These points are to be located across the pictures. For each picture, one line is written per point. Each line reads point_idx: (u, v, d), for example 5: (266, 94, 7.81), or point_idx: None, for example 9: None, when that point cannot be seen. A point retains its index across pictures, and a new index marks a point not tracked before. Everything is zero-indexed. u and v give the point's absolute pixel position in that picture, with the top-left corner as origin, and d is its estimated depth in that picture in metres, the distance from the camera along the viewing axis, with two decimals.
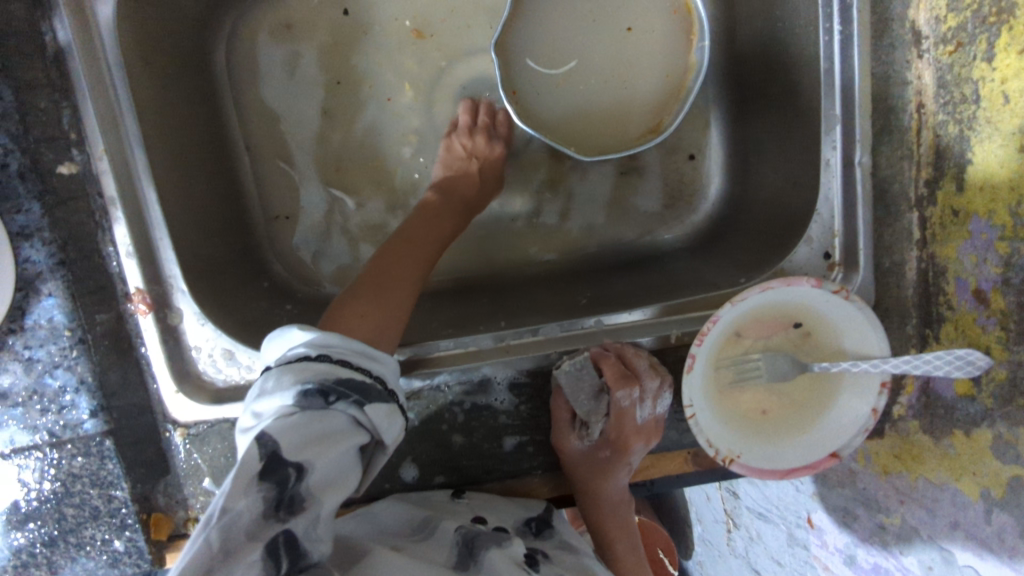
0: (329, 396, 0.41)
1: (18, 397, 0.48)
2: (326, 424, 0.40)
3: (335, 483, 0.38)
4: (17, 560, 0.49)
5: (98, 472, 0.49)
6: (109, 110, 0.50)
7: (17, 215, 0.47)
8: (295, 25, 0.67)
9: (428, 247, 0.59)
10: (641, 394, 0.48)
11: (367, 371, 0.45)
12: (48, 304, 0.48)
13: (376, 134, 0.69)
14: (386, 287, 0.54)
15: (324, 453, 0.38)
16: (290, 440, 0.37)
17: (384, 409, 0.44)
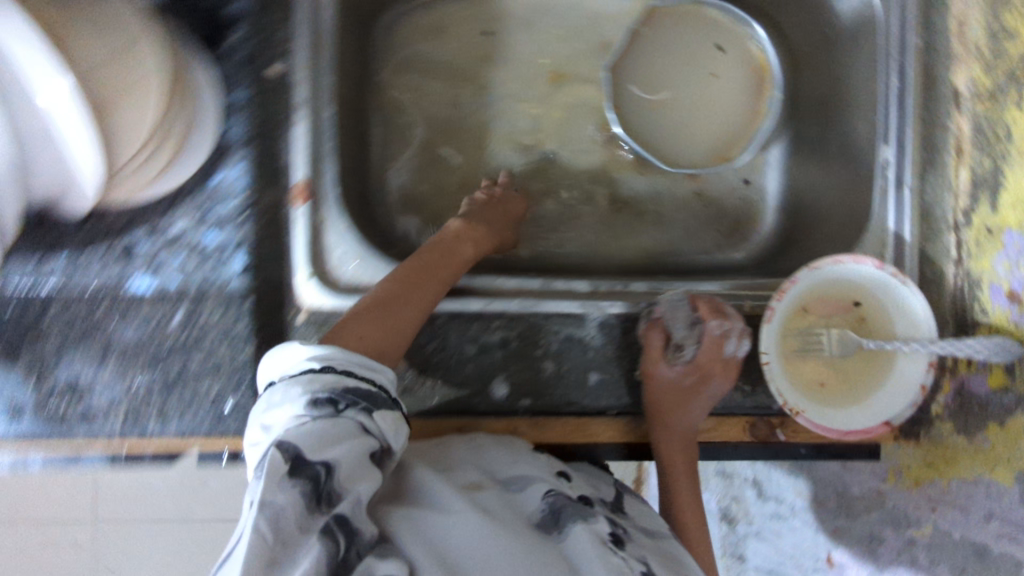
0: (337, 404, 0.44)
1: (185, 244, 0.53)
2: (340, 428, 0.42)
3: (360, 475, 0.41)
4: (133, 398, 0.53)
5: (232, 327, 0.54)
6: (314, 32, 0.57)
7: (232, 92, 0.55)
8: (443, 27, 0.78)
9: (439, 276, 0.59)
10: (728, 328, 0.57)
11: (370, 382, 0.48)
12: (240, 169, 0.54)
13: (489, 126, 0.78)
14: (386, 309, 0.54)
15: (344, 450, 0.41)
16: (309, 442, 0.40)
17: (389, 417, 0.47)
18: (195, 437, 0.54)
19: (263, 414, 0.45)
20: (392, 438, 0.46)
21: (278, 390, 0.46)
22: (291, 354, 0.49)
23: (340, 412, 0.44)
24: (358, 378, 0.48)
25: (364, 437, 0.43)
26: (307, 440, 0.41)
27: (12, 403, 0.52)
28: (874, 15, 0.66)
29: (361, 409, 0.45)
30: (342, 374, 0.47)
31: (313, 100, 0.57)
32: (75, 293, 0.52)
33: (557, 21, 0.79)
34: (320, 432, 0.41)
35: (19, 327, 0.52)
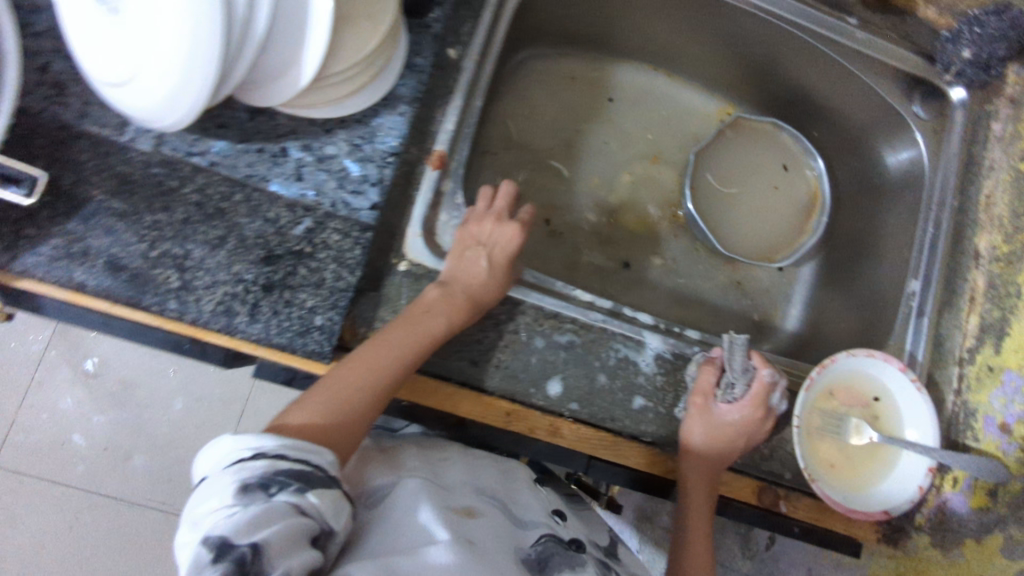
0: (269, 488, 0.41)
1: (331, 165, 0.57)
2: (270, 514, 0.40)
3: (294, 557, 0.39)
4: (231, 289, 0.54)
5: (347, 252, 0.57)
6: (489, 37, 0.67)
7: (418, 56, 0.61)
8: (559, 81, 0.90)
9: (397, 365, 0.53)
10: (775, 382, 0.63)
11: (312, 456, 0.45)
12: (397, 120, 0.60)
13: (579, 173, 0.89)
14: (334, 406, 0.50)
15: (275, 531, 0.39)
16: (235, 526, 0.39)
17: (328, 494, 0.44)
18: (274, 344, 0.55)
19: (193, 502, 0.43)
20: (335, 516, 0.44)
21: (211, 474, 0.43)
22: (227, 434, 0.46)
23: (270, 497, 0.41)
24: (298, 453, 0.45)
25: (297, 514, 0.41)
26: (233, 529, 0.39)
27: (114, 257, 0.52)
28: (919, 173, 0.80)
29: (295, 488, 0.42)
30: (276, 453, 0.43)
31: (471, 88, 0.65)
32: (218, 175, 0.55)
33: (654, 108, 0.93)
34: (247, 518, 0.39)
35: (152, 189, 0.54)
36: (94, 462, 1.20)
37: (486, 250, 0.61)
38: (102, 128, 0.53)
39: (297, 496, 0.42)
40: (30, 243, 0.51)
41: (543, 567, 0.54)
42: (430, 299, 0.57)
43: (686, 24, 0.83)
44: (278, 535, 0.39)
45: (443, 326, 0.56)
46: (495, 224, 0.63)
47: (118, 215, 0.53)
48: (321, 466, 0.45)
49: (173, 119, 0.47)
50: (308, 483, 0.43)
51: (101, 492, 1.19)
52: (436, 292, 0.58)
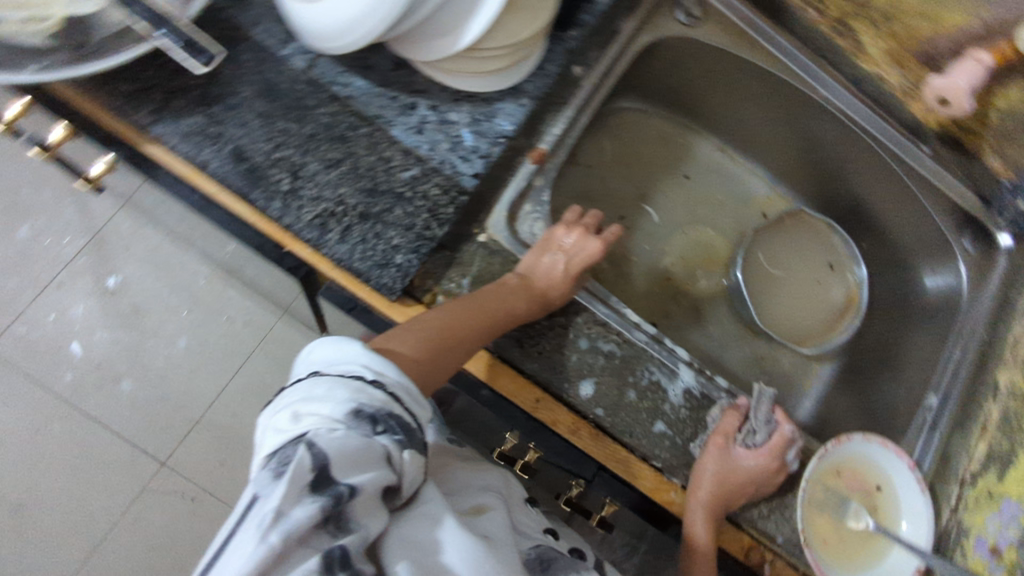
0: (377, 425, 0.42)
1: (449, 129, 0.63)
2: (371, 451, 0.40)
3: (375, 508, 0.40)
4: (331, 207, 0.58)
5: (441, 206, 0.61)
6: (609, 69, 0.74)
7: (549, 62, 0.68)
8: (646, 133, 0.97)
9: (481, 326, 0.59)
10: (791, 438, 0.70)
11: (413, 416, 0.46)
12: (516, 109, 0.66)
13: (642, 220, 0.96)
14: (430, 345, 0.56)
15: (370, 477, 0.39)
16: (341, 452, 0.39)
17: (418, 459, 0.44)
18: (354, 267, 0.59)
19: (296, 398, 0.43)
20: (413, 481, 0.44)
21: (323, 382, 0.44)
22: (348, 351, 0.47)
23: (375, 434, 0.42)
24: (404, 407, 0.46)
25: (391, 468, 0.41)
26: (341, 447, 0.39)
27: (240, 148, 0.57)
28: (956, 300, 0.84)
29: (395, 439, 0.43)
30: (391, 397, 0.45)
31: (583, 105, 0.72)
32: (351, 108, 0.61)
33: (723, 183, 1.00)
34: (353, 449, 0.39)
35: (291, 101, 0.59)
36: (83, 374, 1.22)
37: (568, 255, 0.67)
38: (268, 39, 0.60)
39: (396, 449, 0.42)
40: (174, 114, 0.56)
41: (543, 568, 0.56)
42: (512, 284, 0.63)
43: (774, 115, 0.90)
44: (372, 483, 0.39)
45: (523, 309, 0.61)
46: (579, 237, 0.69)
47: (258, 114, 0.58)
48: (419, 428, 0.46)
49: (344, 43, 0.53)
50: (408, 440, 0.44)
51: (78, 406, 1.20)
52: (516, 280, 0.64)
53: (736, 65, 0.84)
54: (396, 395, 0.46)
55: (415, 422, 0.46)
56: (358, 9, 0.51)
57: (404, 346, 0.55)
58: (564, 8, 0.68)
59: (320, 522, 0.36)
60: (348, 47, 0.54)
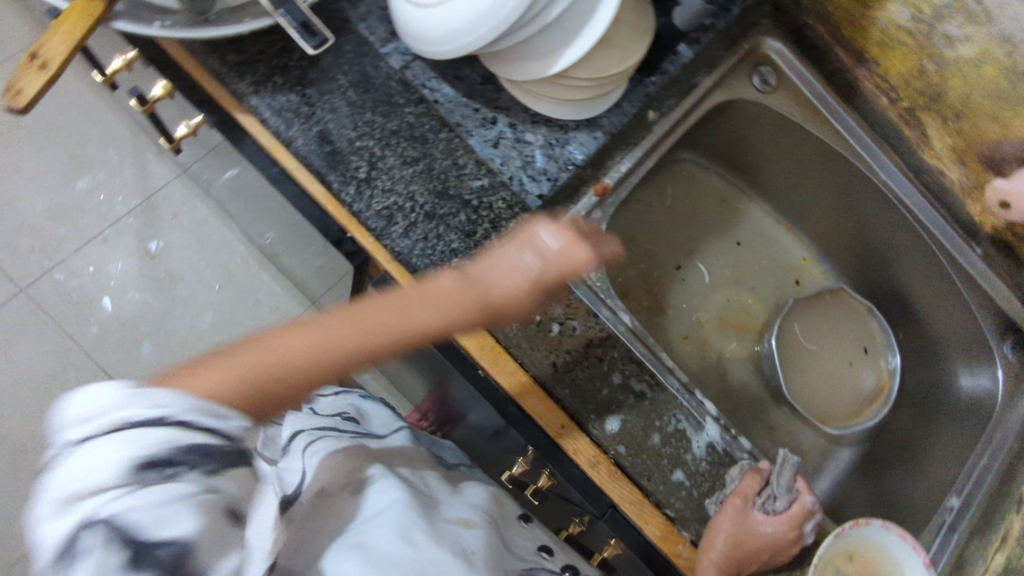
0: (172, 469, 0.34)
1: (524, 149, 0.66)
2: (176, 500, 0.33)
3: (216, 545, 0.34)
4: (401, 203, 0.61)
5: (504, 220, 0.63)
6: (680, 120, 0.77)
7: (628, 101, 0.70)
8: (701, 189, 0.99)
9: (345, 353, 0.42)
10: (809, 510, 0.68)
11: (224, 425, 0.37)
12: (589, 140, 0.68)
13: (684, 273, 0.97)
14: (248, 384, 0.39)
15: (194, 520, 0.33)
16: (143, 526, 0.32)
17: (242, 471, 0.37)
18: (411, 262, 0.60)
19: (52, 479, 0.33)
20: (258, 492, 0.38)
21: (73, 448, 0.33)
22: (96, 395, 0.34)
23: (171, 479, 0.33)
24: (206, 423, 0.36)
25: (222, 504, 0.35)
26: (135, 519, 0.32)
27: (326, 131, 0.60)
28: (990, 404, 0.83)
29: (210, 472, 0.35)
30: (179, 422, 0.35)
31: (650, 149, 0.74)
32: (435, 112, 0.63)
33: (768, 250, 1.01)
34: (149, 513, 0.32)
35: (381, 96, 0.62)
36: (108, 331, 1.24)
37: (546, 258, 0.46)
38: (370, 36, 0.63)
39: (217, 479, 0.35)
40: (272, 88, 0.59)
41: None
42: (439, 291, 0.45)
43: (830, 192, 0.92)
44: (207, 529, 0.33)
45: (445, 316, 0.45)
46: (566, 233, 0.47)
47: (348, 102, 0.61)
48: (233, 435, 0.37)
49: (454, 47, 0.55)
50: (225, 464, 0.36)
51: (97, 361, 1.22)
52: (449, 285, 0.46)
53: (801, 137, 0.86)
54: (195, 424, 0.35)
55: (231, 436, 0.37)
56: (466, 17, 0.54)
57: (198, 395, 0.37)
58: (651, 53, 0.70)
59: None
60: (457, 52, 0.55)
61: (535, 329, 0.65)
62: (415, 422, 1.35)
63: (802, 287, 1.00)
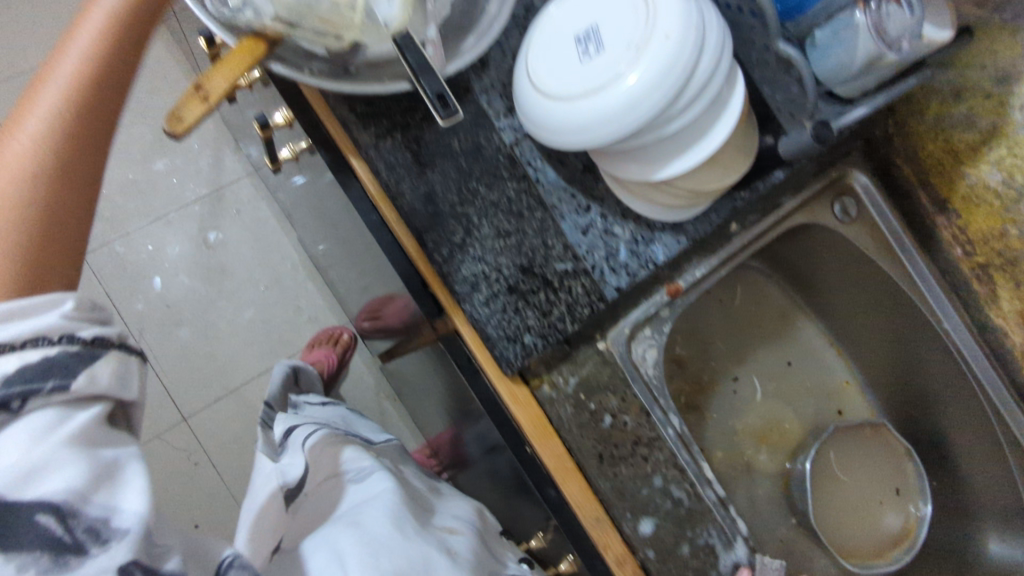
0: (9, 403, 0.34)
1: (611, 241, 0.68)
2: (22, 431, 0.34)
3: (97, 460, 0.36)
4: (487, 272, 0.63)
5: (579, 306, 0.65)
6: (760, 234, 0.78)
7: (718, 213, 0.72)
8: (760, 295, 1.00)
9: (75, 109, 0.43)
10: None
11: (48, 335, 0.36)
12: (672, 243, 0.70)
13: (729, 375, 0.97)
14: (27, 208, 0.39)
15: (59, 441, 0.35)
16: (2, 484, 0.33)
17: (104, 364, 0.38)
18: (485, 332, 0.62)
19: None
20: (124, 383, 0.40)
21: None
22: None
23: (14, 407, 0.34)
24: (29, 340, 0.36)
25: (84, 421, 0.37)
26: None
27: (432, 192, 0.63)
28: None
29: (56, 387, 0.36)
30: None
31: (726, 258, 0.76)
32: (535, 191, 0.66)
33: (817, 369, 1.00)
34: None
35: (489, 167, 0.65)
36: None
37: None
38: (489, 108, 0.66)
39: (67, 394, 0.36)
40: (392, 143, 0.62)
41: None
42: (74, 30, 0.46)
43: (887, 326, 0.92)
44: (75, 450, 0.35)
45: (112, 22, 0.47)
46: None
47: (458, 169, 0.64)
48: (67, 333, 0.37)
49: (570, 139, 0.58)
50: (68, 371, 0.36)
51: None
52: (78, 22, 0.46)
53: (870, 268, 0.87)
54: (5, 344, 0.35)
55: (59, 331, 0.37)
56: (595, 112, 0.56)
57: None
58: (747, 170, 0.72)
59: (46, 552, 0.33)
60: (571, 146, 0.59)
61: (588, 417, 0.66)
62: (427, 462, 1.35)
63: (845, 417, 0.99)
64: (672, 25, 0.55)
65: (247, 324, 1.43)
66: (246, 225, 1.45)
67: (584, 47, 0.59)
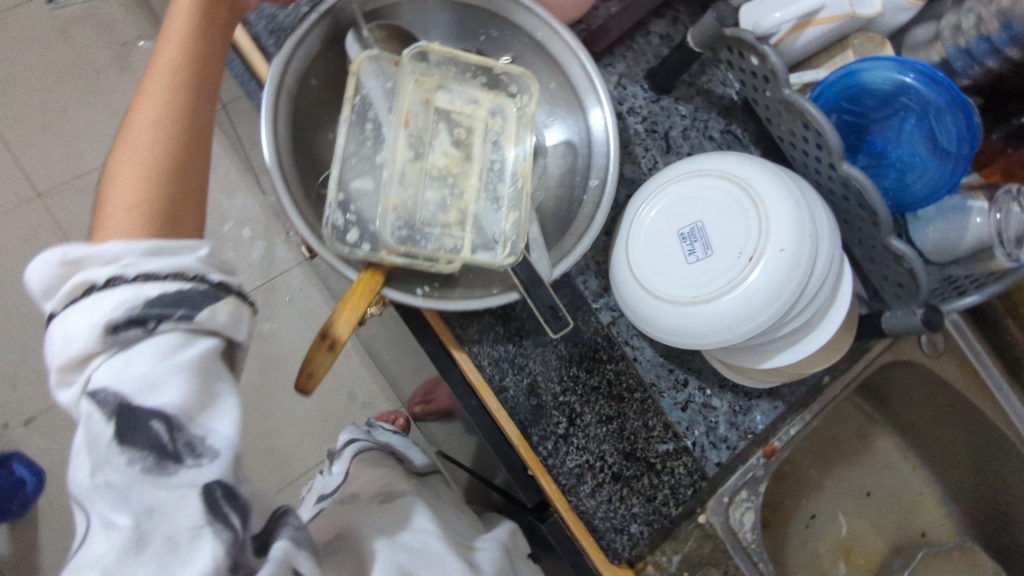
0: (147, 325, 0.37)
1: (710, 415, 0.67)
2: (159, 343, 0.37)
3: (210, 383, 0.38)
4: (593, 462, 0.63)
5: (684, 488, 0.64)
6: (852, 380, 0.76)
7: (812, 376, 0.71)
8: (841, 415, 0.99)
9: (202, 52, 0.50)
10: None
11: (183, 271, 0.39)
12: (769, 410, 0.69)
13: (812, 496, 0.96)
14: (179, 139, 0.46)
15: (186, 362, 0.37)
16: (135, 385, 0.36)
17: (228, 306, 0.40)
18: (593, 522, 0.63)
19: (54, 349, 0.37)
20: (236, 326, 0.41)
21: (59, 355, 0.37)
22: (59, 332, 0.37)
23: (153, 330, 0.37)
24: (169, 274, 0.38)
25: (204, 351, 0.38)
26: (120, 375, 0.36)
27: (535, 384, 0.63)
28: None
29: (183, 318, 0.38)
30: (138, 277, 0.37)
31: (819, 411, 0.74)
32: (633, 369, 0.65)
33: (897, 487, 0.98)
34: (136, 362, 0.36)
35: (589, 352, 0.64)
36: None
37: None
38: (585, 290, 0.66)
39: (191, 325, 0.38)
40: (493, 338, 0.63)
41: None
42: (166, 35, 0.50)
43: (968, 450, 0.90)
44: (189, 371, 0.37)
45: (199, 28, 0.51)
46: None
47: (559, 356, 0.63)
48: (198, 274, 0.40)
49: (682, 340, 0.58)
50: (194, 305, 0.38)
51: None
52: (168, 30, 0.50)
53: (953, 395, 0.86)
54: (148, 273, 0.38)
55: (193, 270, 0.39)
56: (706, 320, 0.56)
57: (133, 188, 0.43)
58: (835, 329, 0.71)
59: (156, 460, 0.35)
60: (682, 345, 0.58)
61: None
62: None
63: (928, 540, 0.96)
64: (786, 238, 0.54)
65: (304, 414, 1.40)
66: (299, 312, 1.39)
67: (691, 246, 0.58)
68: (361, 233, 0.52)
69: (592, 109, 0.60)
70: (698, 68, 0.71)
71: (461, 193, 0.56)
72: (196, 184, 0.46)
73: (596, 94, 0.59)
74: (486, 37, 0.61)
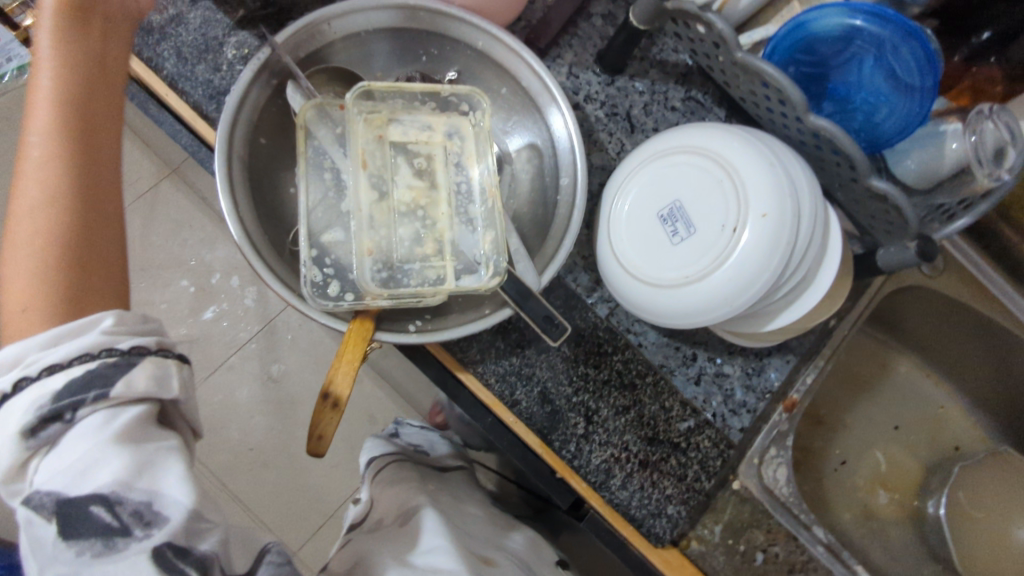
0: (63, 416, 0.36)
1: (725, 383, 0.67)
2: (83, 430, 0.36)
3: (144, 450, 0.37)
4: (619, 453, 0.63)
5: (713, 460, 0.64)
6: (860, 318, 0.76)
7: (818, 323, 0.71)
8: (858, 350, 0.98)
9: (78, 107, 0.47)
10: None
11: (85, 350, 0.38)
12: (783, 365, 0.68)
13: (842, 434, 0.96)
14: (73, 208, 0.44)
15: (112, 437, 0.37)
16: (68, 478, 0.35)
17: (146, 372, 0.39)
18: (630, 512, 0.63)
19: None
20: (163, 387, 0.40)
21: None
22: None
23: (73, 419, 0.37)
24: (72, 357, 0.38)
25: (133, 421, 0.38)
26: (53, 471, 0.36)
27: (546, 391, 0.63)
28: None
29: (99, 397, 0.37)
30: (42, 372, 0.37)
31: (831, 354, 0.74)
32: (640, 355, 0.65)
33: (925, 407, 0.98)
34: (63, 455, 0.36)
35: (593, 347, 0.64)
36: (239, 457, 1.29)
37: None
38: (576, 286, 0.66)
39: (111, 403, 0.38)
40: (496, 355, 0.63)
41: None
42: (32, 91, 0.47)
43: (988, 358, 0.90)
44: (119, 444, 0.37)
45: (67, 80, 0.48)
46: None
47: (563, 358, 0.63)
48: (107, 346, 0.39)
49: (680, 321, 0.57)
50: (107, 380, 0.38)
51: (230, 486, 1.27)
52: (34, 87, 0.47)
53: (963, 309, 0.86)
54: (54, 365, 0.37)
55: (102, 345, 0.39)
56: (699, 298, 0.55)
57: (39, 271, 0.42)
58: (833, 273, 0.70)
59: (101, 540, 0.35)
60: (682, 325, 0.58)
61: (741, 559, 0.66)
62: None
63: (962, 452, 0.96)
64: (766, 203, 0.53)
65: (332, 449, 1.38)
66: (304, 348, 1.35)
67: (672, 227, 0.58)
68: (342, 285, 0.52)
69: (553, 116, 0.58)
70: (648, 40, 0.69)
71: (434, 222, 0.56)
72: (105, 250, 0.45)
73: (553, 98, 0.57)
74: (427, 56, 0.60)
